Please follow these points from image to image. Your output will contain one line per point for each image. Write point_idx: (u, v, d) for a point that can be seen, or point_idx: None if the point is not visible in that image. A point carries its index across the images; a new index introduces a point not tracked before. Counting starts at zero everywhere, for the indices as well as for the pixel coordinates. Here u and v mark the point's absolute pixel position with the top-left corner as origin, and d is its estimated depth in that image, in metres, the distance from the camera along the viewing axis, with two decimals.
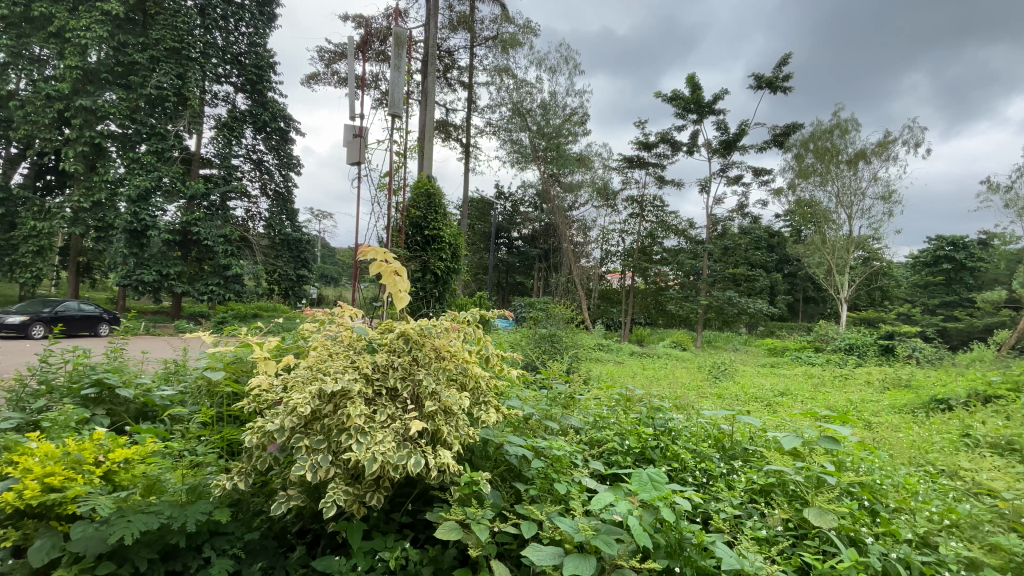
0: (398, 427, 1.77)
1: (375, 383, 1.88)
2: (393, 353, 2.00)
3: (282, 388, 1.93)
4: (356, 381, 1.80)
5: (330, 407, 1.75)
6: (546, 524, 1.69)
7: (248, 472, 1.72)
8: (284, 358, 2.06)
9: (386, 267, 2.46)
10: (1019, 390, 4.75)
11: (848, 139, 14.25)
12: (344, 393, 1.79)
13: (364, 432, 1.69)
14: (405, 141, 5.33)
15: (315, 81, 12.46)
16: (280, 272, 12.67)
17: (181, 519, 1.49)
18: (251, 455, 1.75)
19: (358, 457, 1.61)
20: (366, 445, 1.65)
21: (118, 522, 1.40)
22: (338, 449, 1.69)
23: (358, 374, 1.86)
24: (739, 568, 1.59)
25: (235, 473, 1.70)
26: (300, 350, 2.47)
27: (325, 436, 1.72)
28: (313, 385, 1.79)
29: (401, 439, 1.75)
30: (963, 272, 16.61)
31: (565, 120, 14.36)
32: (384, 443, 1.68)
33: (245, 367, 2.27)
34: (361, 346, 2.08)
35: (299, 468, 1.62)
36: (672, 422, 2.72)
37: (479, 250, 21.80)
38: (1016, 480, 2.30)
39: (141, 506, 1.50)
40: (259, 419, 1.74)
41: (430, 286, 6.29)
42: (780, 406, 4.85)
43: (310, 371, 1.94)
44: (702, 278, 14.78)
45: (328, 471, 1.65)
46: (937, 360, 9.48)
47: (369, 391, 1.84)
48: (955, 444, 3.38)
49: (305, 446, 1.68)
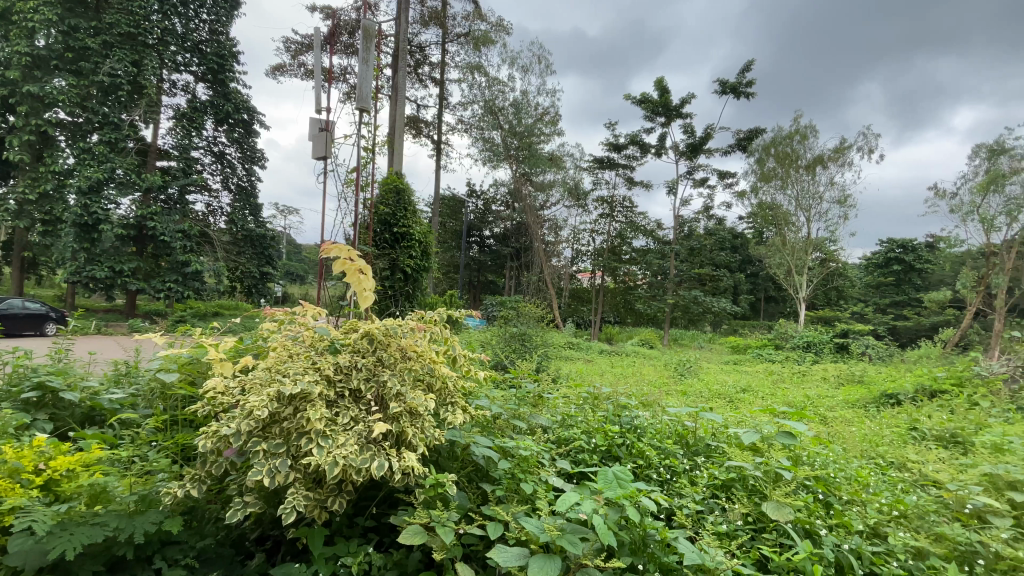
0: (360, 429, 1.71)
1: (337, 385, 1.83)
2: (356, 353, 1.96)
3: (240, 391, 1.86)
4: (316, 383, 1.74)
5: (289, 410, 1.68)
6: (512, 525, 1.68)
7: (203, 478, 1.65)
8: (241, 359, 1.98)
9: (351, 265, 2.39)
10: (963, 385, 5.03)
11: (807, 145, 14.81)
12: (304, 395, 1.73)
13: (326, 436, 1.64)
14: (373, 136, 5.18)
15: (281, 73, 12.07)
16: (242, 270, 12.25)
17: (130, 530, 1.40)
18: (204, 460, 1.66)
19: (318, 461, 1.56)
20: (327, 449, 1.60)
21: (60, 536, 1.30)
22: (297, 452, 1.64)
23: (319, 375, 1.80)
24: (700, 563, 1.61)
25: (189, 479, 1.62)
26: (261, 351, 2.37)
27: (283, 439, 1.66)
28: (271, 386, 1.73)
29: (364, 441, 1.69)
30: (912, 274, 17.65)
31: (537, 120, 14.42)
32: (346, 446, 1.63)
33: (202, 369, 2.18)
34: (323, 346, 2.02)
35: (256, 473, 1.55)
36: (638, 419, 2.75)
37: (450, 248, 21.67)
38: (959, 471, 2.41)
39: (86, 517, 1.41)
40: (212, 423, 1.66)
41: (400, 285, 6.18)
42: (741, 403, 4.99)
43: (269, 372, 1.88)
44: (668, 278, 15.11)
45: (287, 476, 1.59)
46: (888, 357, 9.93)
47: (331, 392, 1.78)
48: (904, 438, 3.55)
49: (263, 449, 1.62)
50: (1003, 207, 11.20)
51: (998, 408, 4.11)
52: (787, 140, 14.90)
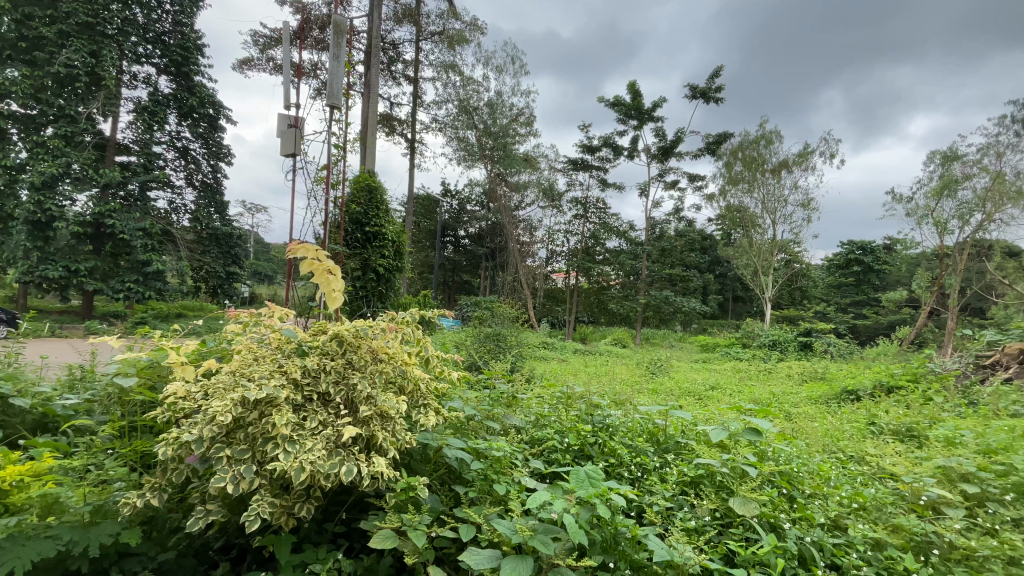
0: (329, 434, 1.67)
1: (304, 389, 1.78)
2: (325, 356, 1.91)
3: (202, 396, 1.80)
4: (283, 388, 1.69)
5: (254, 415, 1.63)
6: (484, 526, 1.67)
7: (164, 487, 1.59)
8: (204, 363, 1.91)
9: (319, 266, 2.34)
10: (917, 380, 5.30)
11: (773, 149, 15.28)
12: (269, 399, 1.68)
13: (293, 441, 1.59)
14: (344, 134, 5.07)
15: (248, 67, 11.74)
16: (207, 269, 11.84)
17: (84, 543, 1.34)
18: (166, 468, 1.61)
19: (284, 467, 1.52)
20: (294, 454, 1.56)
21: (9, 549, 1.23)
22: (263, 458, 1.59)
23: (286, 379, 1.75)
24: (669, 559, 1.63)
25: (149, 488, 1.55)
26: (225, 354, 2.29)
27: (248, 444, 1.61)
28: (235, 390, 1.67)
29: (333, 446, 1.65)
30: (870, 274, 18.42)
31: (511, 120, 14.45)
32: (314, 451, 1.59)
33: (164, 373, 2.10)
34: (290, 349, 1.97)
35: (219, 480, 1.50)
36: (610, 418, 2.78)
37: (424, 248, 21.47)
38: (914, 464, 2.52)
39: (37, 530, 1.34)
40: (173, 430, 1.60)
41: (372, 285, 6.09)
42: (709, 400, 5.12)
43: (233, 377, 1.82)
44: (640, 279, 15.37)
45: (252, 482, 1.54)
46: (848, 354, 10.35)
47: (298, 396, 1.74)
48: (863, 432, 3.71)
49: (226, 455, 1.56)
50: (956, 212, 11.86)
51: (950, 402, 4.33)
52: (753, 144, 15.35)
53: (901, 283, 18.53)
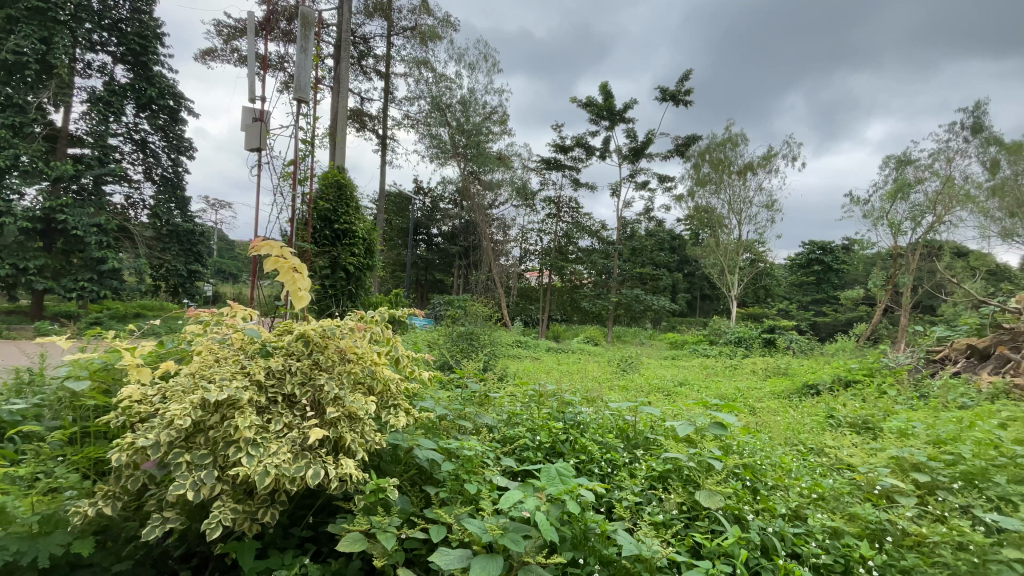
0: (295, 436, 1.63)
1: (268, 390, 1.74)
2: (290, 357, 1.86)
3: (159, 399, 1.72)
4: (246, 389, 1.63)
5: (215, 418, 1.57)
6: (455, 526, 1.65)
7: (118, 495, 1.51)
8: (161, 364, 1.83)
9: (284, 264, 2.28)
10: (872, 375, 5.55)
11: (738, 151, 15.73)
12: (231, 402, 1.63)
13: (257, 444, 1.54)
14: (312, 129, 4.94)
15: (211, 58, 11.34)
16: (168, 267, 11.35)
17: (30, 554, 1.30)
18: (120, 474, 1.53)
19: (247, 471, 1.47)
20: (257, 458, 1.50)
21: None
22: (225, 463, 1.53)
23: (249, 381, 1.69)
24: (637, 553, 1.65)
25: (102, 497, 1.48)
26: (185, 355, 2.20)
27: (209, 449, 1.55)
28: (195, 393, 1.61)
29: (299, 449, 1.61)
30: (830, 274, 19.19)
31: (485, 118, 14.39)
32: (278, 454, 1.54)
33: (119, 376, 2.00)
34: (254, 350, 1.91)
35: (178, 486, 1.44)
36: (581, 415, 2.81)
37: (395, 246, 21.18)
38: (869, 455, 2.63)
39: None
40: (128, 435, 1.53)
41: (341, 284, 5.98)
42: (677, 396, 5.23)
43: (193, 379, 1.75)
44: (612, 277, 15.58)
45: (213, 488, 1.48)
46: (809, 350, 10.76)
47: (262, 398, 1.69)
48: (823, 425, 3.86)
49: (186, 461, 1.50)
50: (908, 214, 12.45)
51: (903, 395, 4.55)
52: (720, 146, 15.76)
53: (858, 282, 19.37)
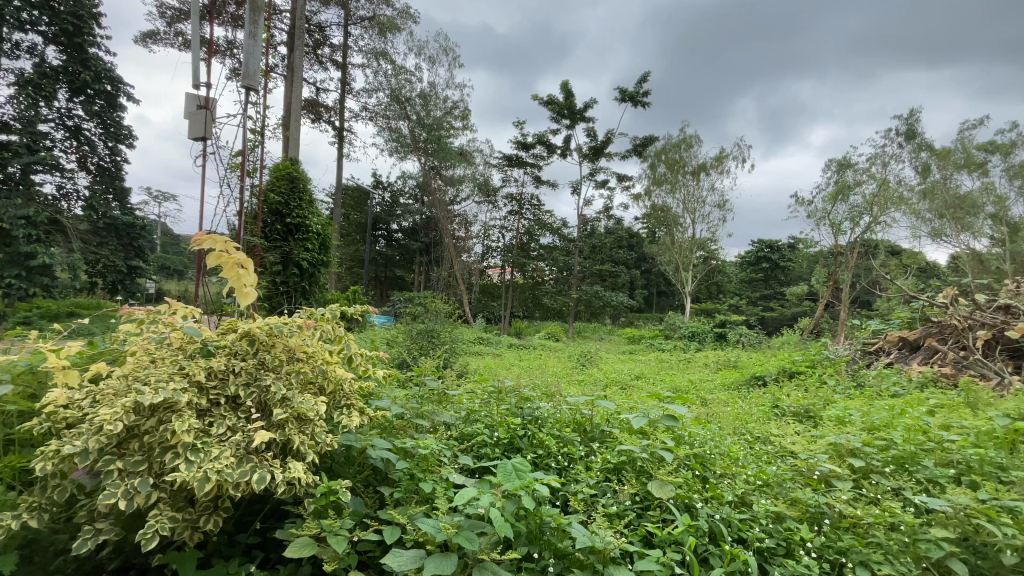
0: (238, 440, 1.54)
1: (209, 392, 1.65)
2: (234, 357, 1.78)
3: (89, 403, 1.60)
4: (185, 391, 1.54)
5: (150, 422, 1.47)
6: (409, 527, 1.62)
7: (45, 507, 1.40)
8: (91, 366, 1.70)
9: (228, 259, 2.16)
10: (814, 366, 5.87)
11: (692, 153, 16.23)
12: (169, 404, 1.53)
13: (197, 449, 1.46)
14: (262, 118, 4.72)
15: (153, 41, 10.68)
16: (105, 263, 10.59)
17: None
18: (44, 485, 1.42)
19: (186, 478, 1.38)
20: (197, 464, 1.42)
21: None
22: (162, 469, 1.44)
23: (189, 382, 1.60)
24: (591, 546, 1.66)
25: (24, 510, 1.37)
26: (120, 356, 2.06)
27: (144, 455, 1.45)
28: (127, 396, 1.51)
29: (243, 453, 1.52)
30: (776, 271, 20.16)
31: (446, 113, 14.18)
32: (220, 458, 1.46)
33: (46, 379, 1.84)
34: (194, 350, 1.81)
35: (109, 496, 1.34)
36: (539, 410, 2.81)
37: (353, 242, 20.65)
38: (810, 442, 2.77)
39: None
40: (52, 442, 1.41)
41: (294, 280, 5.76)
42: (633, 389, 5.36)
43: (126, 382, 1.64)
44: (573, 274, 15.79)
45: (148, 497, 1.39)
46: (757, 344, 11.25)
47: (202, 400, 1.60)
48: (768, 414, 4.05)
49: (118, 468, 1.40)
50: (847, 214, 12.99)
51: (841, 385, 4.85)
52: (675, 147, 16.22)
53: (802, 279, 20.46)
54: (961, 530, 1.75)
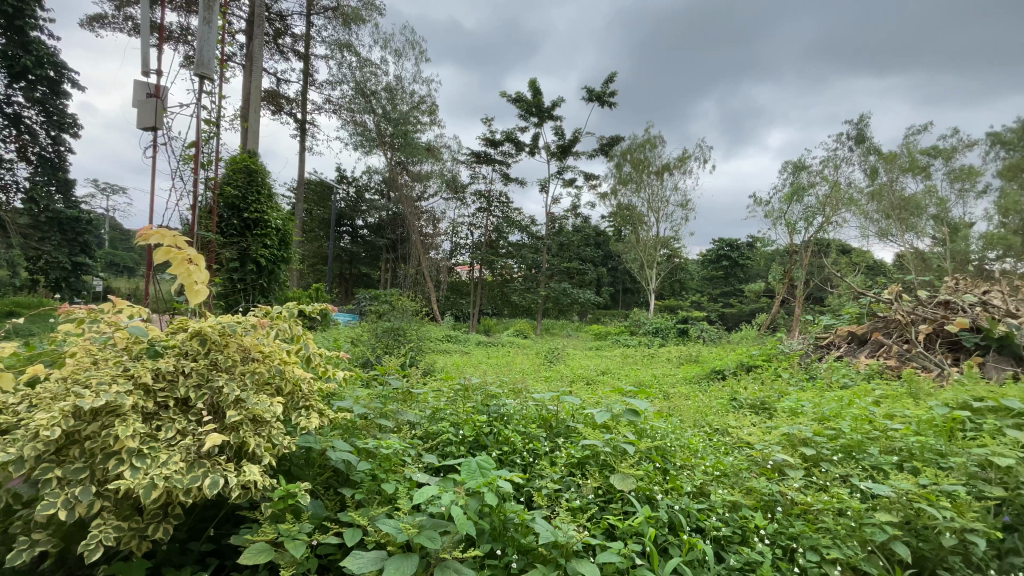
0: (189, 444, 1.47)
1: (156, 395, 1.57)
2: (183, 357, 1.70)
3: (24, 409, 1.50)
4: (130, 394, 1.46)
5: (91, 427, 1.39)
6: (370, 529, 1.58)
7: None
8: (25, 369, 1.59)
9: (177, 255, 2.05)
10: (770, 360, 6.11)
11: (656, 153, 16.57)
12: (112, 408, 1.45)
13: (144, 455, 1.38)
14: (218, 109, 4.53)
15: (101, 25, 10.08)
16: (47, 260, 9.89)
17: None
18: None
19: (131, 485, 1.31)
20: (143, 470, 1.35)
21: None
22: (104, 476, 1.36)
23: (134, 385, 1.52)
24: (554, 541, 1.67)
25: None
26: (59, 358, 1.94)
27: (86, 462, 1.38)
28: (66, 400, 1.42)
29: (194, 457, 1.46)
30: (736, 268, 20.84)
31: (412, 108, 13.99)
32: (168, 463, 1.39)
33: None
34: (141, 351, 1.72)
35: (46, 507, 1.26)
36: (505, 406, 2.81)
37: (316, 238, 20.12)
38: (765, 433, 2.88)
39: None
40: None
41: (252, 278, 5.56)
42: (597, 385, 5.45)
43: (63, 385, 1.54)
44: (541, 271, 15.89)
45: (90, 506, 1.31)
46: (718, 339, 11.60)
47: (149, 403, 1.52)
48: (727, 407, 4.19)
49: (56, 477, 1.32)
50: (802, 214, 13.57)
51: (795, 378, 5.06)
52: (640, 147, 16.53)
53: (760, 277, 21.23)
54: (903, 514, 1.85)
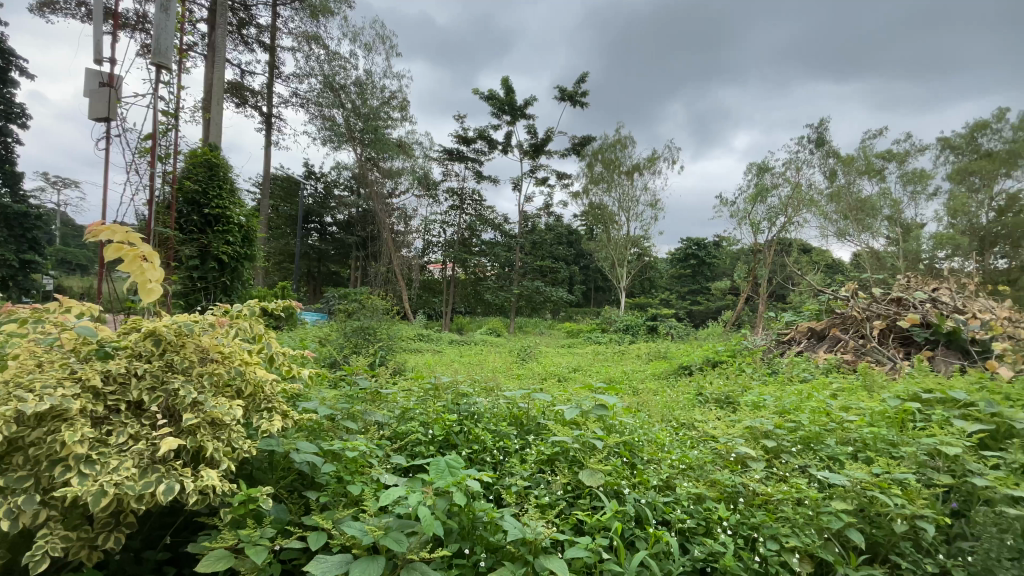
0: (142, 448, 1.40)
1: (107, 398, 1.49)
2: (136, 359, 1.62)
3: None
4: (78, 397, 1.39)
5: (35, 433, 1.32)
6: (335, 532, 1.55)
7: None
8: None
9: (129, 252, 1.95)
10: (735, 356, 6.29)
11: (627, 153, 16.81)
12: (58, 413, 1.38)
13: (93, 461, 1.32)
14: (176, 100, 4.34)
15: (51, 10, 9.52)
16: None
17: None
18: None
19: (79, 492, 1.24)
20: (93, 477, 1.28)
21: None
22: (51, 484, 1.29)
23: (82, 388, 1.44)
24: (523, 538, 1.67)
25: None
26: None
27: (31, 469, 1.30)
28: (7, 405, 1.34)
29: (148, 463, 1.39)
30: (704, 267, 21.36)
31: (383, 103, 13.77)
32: (119, 469, 1.32)
33: None
34: (90, 352, 1.64)
35: None
36: (476, 405, 2.79)
37: (283, 235, 19.59)
38: (729, 426, 2.96)
39: None
40: None
41: (213, 276, 5.37)
42: (568, 382, 5.49)
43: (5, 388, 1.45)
44: (514, 269, 15.90)
45: (33, 516, 1.24)
46: (686, 336, 11.87)
47: (98, 408, 1.45)
48: (693, 401, 4.30)
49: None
50: (766, 214, 14.04)
51: (757, 373, 5.22)
52: (611, 147, 16.74)
53: (726, 275, 21.83)
54: (858, 502, 1.92)
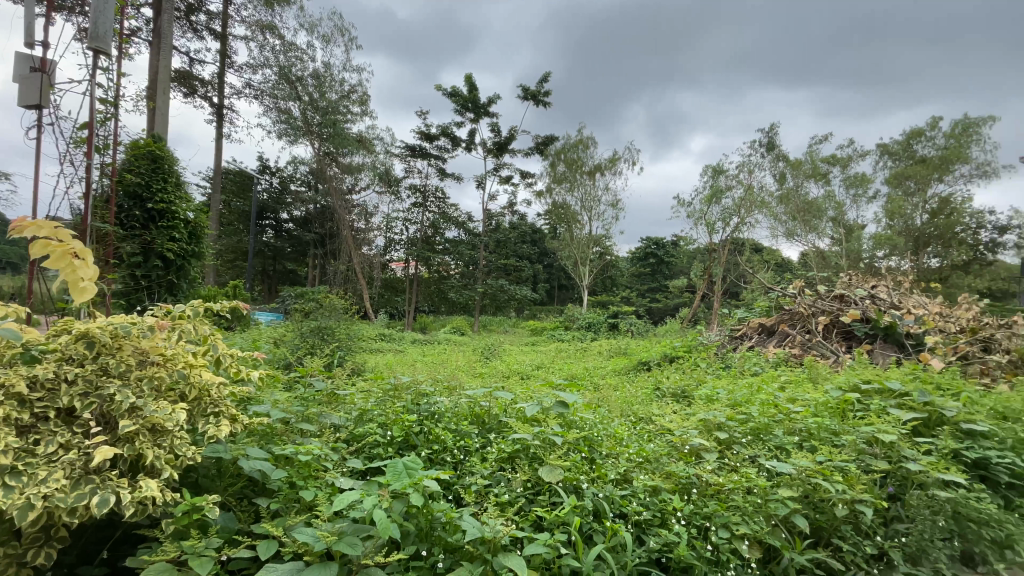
0: (73, 458, 1.31)
1: (33, 405, 1.38)
2: (67, 362, 1.51)
3: None
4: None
5: None
6: (286, 539, 1.49)
7: None
8: None
9: (58, 248, 1.82)
10: (691, 351, 6.50)
11: (589, 153, 17.05)
12: None
13: (18, 473, 1.22)
14: (116, 87, 4.09)
15: None
16: None
17: None
18: None
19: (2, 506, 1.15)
20: (18, 490, 1.19)
21: None
22: None
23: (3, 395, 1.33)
24: (481, 537, 1.66)
25: None
26: None
27: None
28: None
29: (80, 474, 1.30)
30: (663, 266, 21.95)
31: (342, 97, 13.43)
32: (48, 480, 1.23)
33: None
34: (14, 356, 1.52)
35: None
36: (436, 405, 2.76)
37: (235, 232, 18.79)
38: (685, 420, 3.04)
39: None
40: None
41: (158, 274, 5.10)
42: (530, 379, 5.51)
43: None
44: (478, 268, 15.83)
45: None
46: (645, 333, 12.16)
47: (24, 416, 1.34)
48: (651, 396, 4.41)
49: None
50: (721, 215, 14.57)
51: (712, 367, 5.42)
52: (573, 147, 16.95)
53: (684, 273, 22.51)
54: (802, 489, 2.00)
